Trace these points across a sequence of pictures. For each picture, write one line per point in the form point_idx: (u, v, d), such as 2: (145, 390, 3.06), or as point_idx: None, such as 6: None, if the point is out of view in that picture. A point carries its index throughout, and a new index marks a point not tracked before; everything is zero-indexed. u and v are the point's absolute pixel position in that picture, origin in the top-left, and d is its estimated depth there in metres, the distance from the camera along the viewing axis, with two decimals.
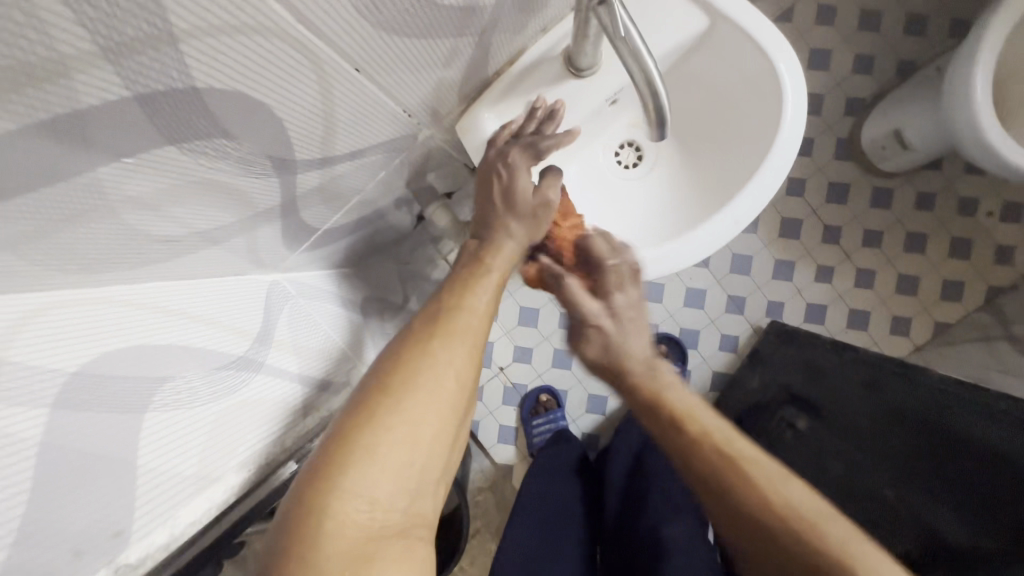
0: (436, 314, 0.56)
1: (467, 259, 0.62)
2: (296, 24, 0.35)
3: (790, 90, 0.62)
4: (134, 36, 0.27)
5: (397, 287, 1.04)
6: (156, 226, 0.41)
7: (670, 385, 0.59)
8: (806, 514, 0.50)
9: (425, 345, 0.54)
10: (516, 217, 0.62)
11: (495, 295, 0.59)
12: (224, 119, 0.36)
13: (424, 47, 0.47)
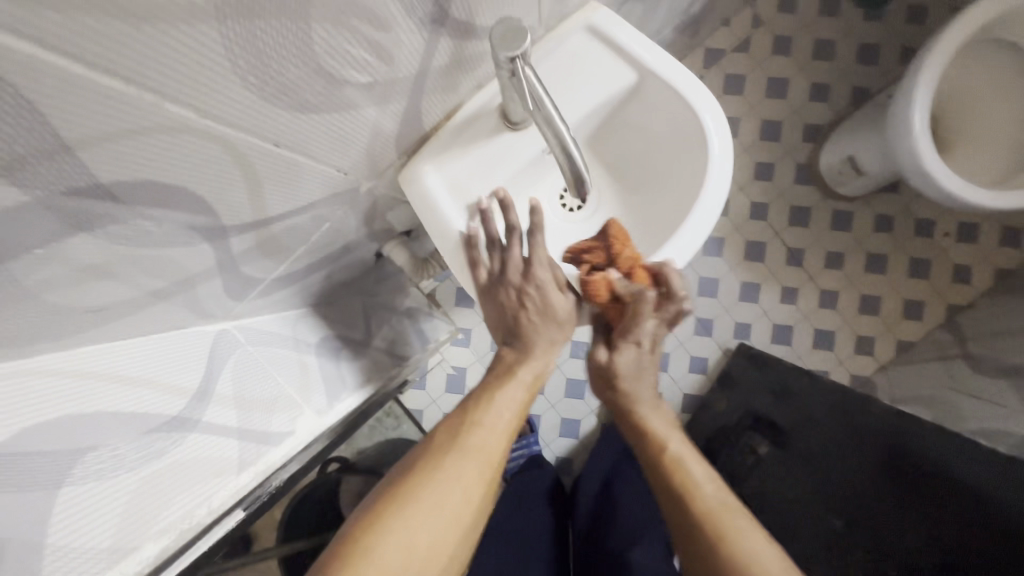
0: (456, 428, 0.65)
1: (500, 372, 0.72)
2: (201, 118, 0.36)
3: (716, 142, 0.66)
4: (28, 153, 0.28)
5: (361, 322, 1.02)
6: (77, 300, 0.43)
7: (650, 405, 0.79)
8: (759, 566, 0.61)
9: (441, 457, 0.62)
10: (559, 326, 0.72)
11: (517, 412, 0.69)
12: (136, 202, 0.38)
13: (348, 116, 0.49)
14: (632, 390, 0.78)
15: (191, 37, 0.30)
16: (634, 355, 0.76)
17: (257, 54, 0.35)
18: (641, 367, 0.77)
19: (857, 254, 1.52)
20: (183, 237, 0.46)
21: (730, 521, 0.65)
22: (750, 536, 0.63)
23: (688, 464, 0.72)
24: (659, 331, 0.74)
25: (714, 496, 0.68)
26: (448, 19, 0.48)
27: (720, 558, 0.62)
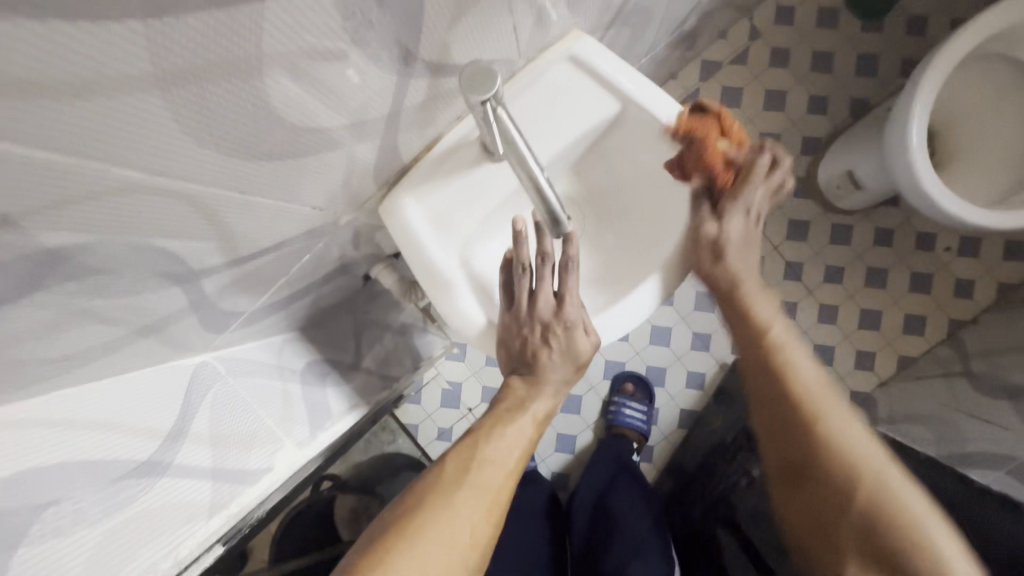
0: (466, 462, 0.61)
1: (511, 404, 0.68)
2: (153, 179, 0.35)
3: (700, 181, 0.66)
4: None
5: (351, 344, 0.96)
6: (41, 354, 0.42)
7: (750, 275, 0.67)
8: (879, 486, 0.54)
9: (449, 495, 0.57)
10: (575, 368, 0.70)
11: (525, 448, 0.65)
12: (93, 260, 0.37)
13: (318, 158, 0.48)
14: (727, 263, 0.66)
15: (134, 110, 0.29)
16: (742, 225, 0.65)
17: (211, 117, 0.34)
18: (746, 235, 0.66)
19: (857, 268, 1.49)
20: (149, 284, 0.45)
21: (840, 415, 0.58)
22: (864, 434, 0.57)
23: (794, 345, 0.62)
24: (764, 207, 0.66)
25: (824, 385, 0.60)
26: (419, 63, 0.47)
27: (828, 469, 0.55)
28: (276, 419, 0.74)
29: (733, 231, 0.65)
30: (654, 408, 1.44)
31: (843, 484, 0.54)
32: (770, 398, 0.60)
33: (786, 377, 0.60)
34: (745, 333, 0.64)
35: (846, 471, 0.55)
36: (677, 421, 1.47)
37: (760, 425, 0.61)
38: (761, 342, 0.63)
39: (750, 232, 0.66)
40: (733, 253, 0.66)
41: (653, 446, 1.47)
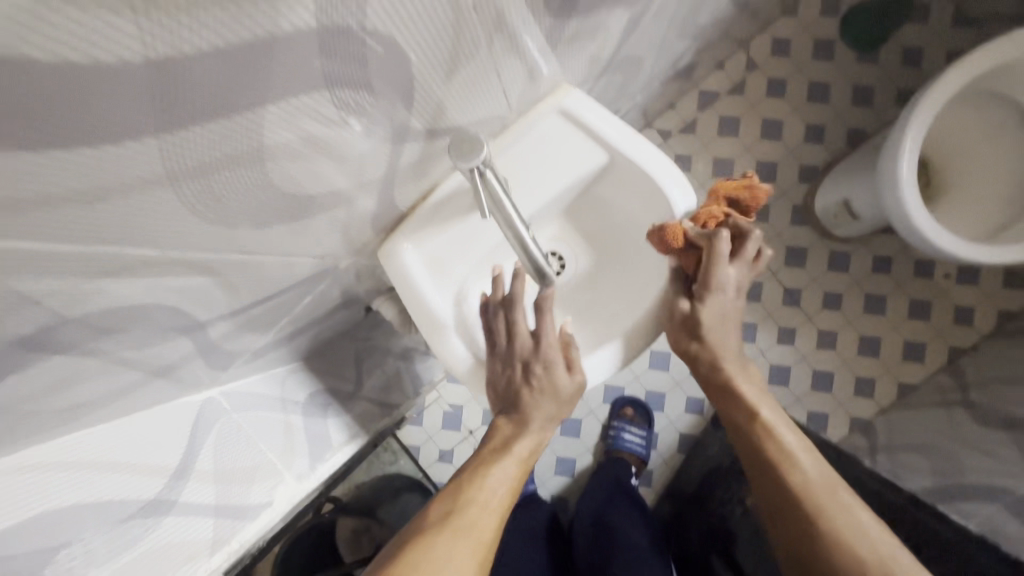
0: (449, 507, 0.62)
1: (497, 443, 0.70)
2: (163, 253, 0.38)
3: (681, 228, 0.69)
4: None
5: (351, 371, 0.96)
6: (55, 405, 0.45)
7: (743, 378, 0.73)
8: (875, 549, 0.60)
9: (432, 537, 0.58)
10: (559, 404, 0.71)
11: (512, 488, 0.66)
12: (107, 325, 0.41)
13: (318, 214, 0.51)
14: (719, 355, 0.73)
15: (149, 209, 0.33)
16: (719, 301, 0.70)
17: (219, 201, 0.38)
18: (723, 311, 0.71)
19: (856, 295, 1.49)
20: (151, 340, 0.48)
21: (838, 501, 0.63)
22: (869, 523, 0.62)
23: (785, 438, 0.68)
24: (741, 280, 0.70)
25: (823, 476, 0.65)
26: (411, 132, 0.50)
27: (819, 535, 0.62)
28: (277, 453, 0.77)
29: (711, 306, 0.70)
30: (653, 432, 1.45)
31: (835, 544, 0.61)
32: (773, 496, 0.67)
33: (779, 460, 0.67)
34: (739, 434, 0.71)
35: (835, 541, 0.61)
36: (676, 444, 1.47)
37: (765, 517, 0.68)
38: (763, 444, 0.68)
39: (732, 304, 0.72)
40: (722, 340, 0.73)
41: (653, 469, 1.47)
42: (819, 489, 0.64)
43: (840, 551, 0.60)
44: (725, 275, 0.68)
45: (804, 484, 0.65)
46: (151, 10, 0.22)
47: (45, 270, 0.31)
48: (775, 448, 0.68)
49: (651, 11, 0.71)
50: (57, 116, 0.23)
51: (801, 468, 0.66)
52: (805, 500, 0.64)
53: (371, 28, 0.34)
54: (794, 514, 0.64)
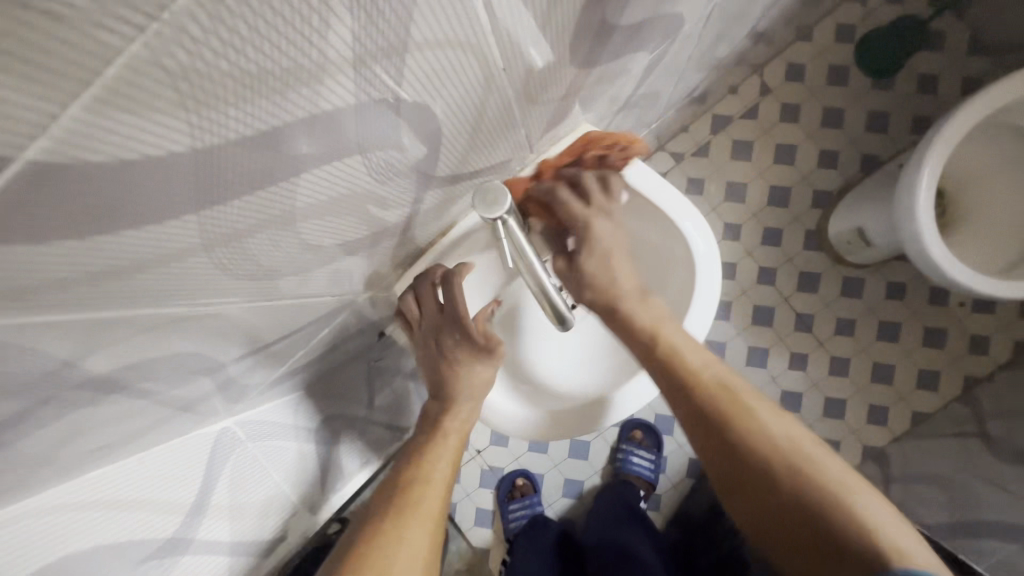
0: (393, 490, 0.60)
1: (428, 427, 0.67)
2: (191, 309, 0.39)
3: (699, 268, 0.73)
4: (29, 376, 0.32)
5: (363, 393, 0.90)
6: (83, 446, 0.46)
7: (671, 324, 0.65)
8: (807, 456, 0.55)
9: (386, 523, 0.56)
10: (479, 369, 0.67)
11: (451, 460, 0.64)
12: (130, 375, 0.42)
13: (347, 252, 0.52)
14: (635, 300, 0.65)
15: (188, 275, 0.34)
16: (608, 252, 0.65)
17: (249, 260, 0.38)
18: (613, 256, 0.65)
19: (870, 322, 1.41)
20: (171, 381, 0.48)
21: (766, 418, 0.58)
22: (826, 458, 0.55)
23: (693, 361, 0.63)
24: (617, 226, 0.67)
25: (773, 415, 0.58)
26: (436, 178, 0.51)
27: (748, 450, 0.56)
28: (291, 481, 0.78)
29: (599, 251, 0.65)
30: (662, 457, 1.41)
31: (763, 456, 0.55)
32: (723, 451, 0.58)
33: (695, 381, 0.61)
34: (660, 368, 0.63)
35: (764, 452, 0.56)
36: (685, 469, 1.43)
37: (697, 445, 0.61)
38: (700, 390, 0.61)
39: (621, 244, 0.67)
40: (625, 284, 0.66)
41: (661, 494, 1.43)
42: (769, 428, 0.57)
43: (770, 462, 0.55)
44: (600, 227, 0.65)
45: (748, 425, 0.57)
46: (201, 109, 0.23)
47: (88, 332, 0.32)
48: (715, 396, 0.60)
49: (672, 50, 0.71)
50: (104, 208, 0.24)
51: (746, 410, 0.59)
52: (753, 442, 0.56)
53: (407, 96, 0.34)
54: (747, 466, 0.56)
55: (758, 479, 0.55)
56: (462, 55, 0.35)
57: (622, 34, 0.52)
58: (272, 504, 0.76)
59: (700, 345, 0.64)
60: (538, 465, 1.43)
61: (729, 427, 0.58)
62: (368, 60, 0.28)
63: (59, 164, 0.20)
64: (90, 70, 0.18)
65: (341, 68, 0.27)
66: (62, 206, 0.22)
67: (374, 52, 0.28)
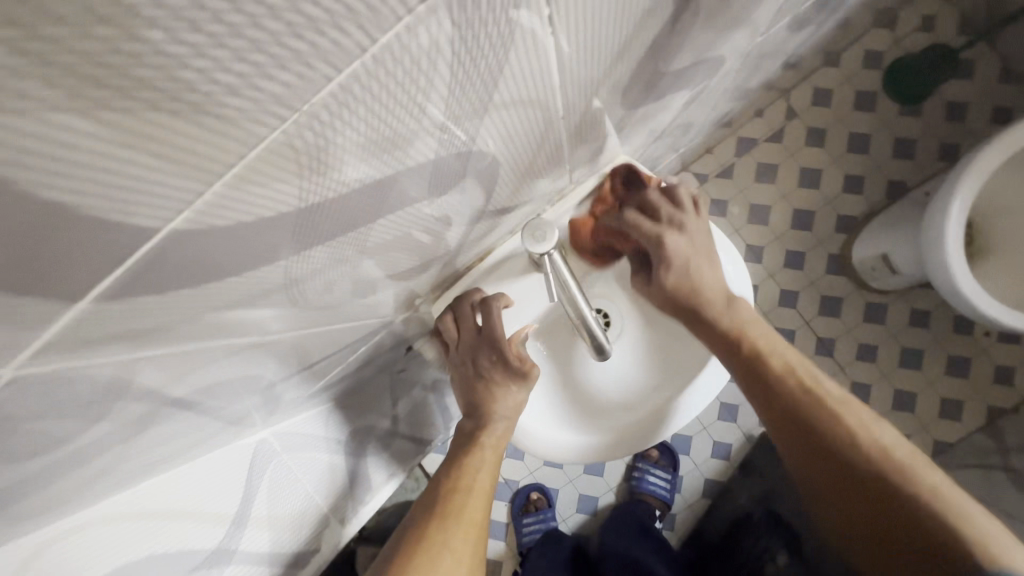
0: (436, 499, 0.62)
1: (461, 442, 0.68)
2: (257, 338, 0.41)
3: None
4: (113, 399, 0.34)
5: (386, 406, 0.90)
6: (142, 459, 0.48)
7: (754, 326, 0.65)
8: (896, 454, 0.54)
9: (429, 530, 0.59)
10: (515, 389, 0.68)
11: (491, 472, 0.65)
12: (190, 396, 0.43)
13: (397, 276, 0.53)
14: (720, 305, 0.65)
15: (269, 308, 0.36)
16: (689, 262, 0.64)
17: (314, 292, 0.40)
18: (695, 274, 0.65)
19: (892, 349, 1.34)
20: (233, 398, 0.51)
21: (855, 409, 0.59)
22: (915, 459, 0.54)
23: (779, 356, 0.63)
24: (692, 236, 0.65)
25: (863, 419, 0.58)
26: (488, 212, 0.54)
27: (830, 437, 0.57)
28: (324, 495, 0.79)
29: (680, 269, 0.64)
30: (677, 475, 1.36)
31: (847, 449, 0.56)
32: (806, 445, 0.59)
33: (775, 370, 0.62)
34: (741, 358, 0.64)
35: (853, 443, 0.56)
36: (699, 489, 1.37)
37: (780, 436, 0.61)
38: (785, 394, 0.61)
39: (702, 254, 0.65)
40: (711, 293, 0.65)
41: (676, 513, 1.37)
42: (858, 429, 0.57)
43: (858, 451, 0.55)
44: (673, 242, 0.64)
45: (836, 424, 0.57)
46: (310, 173, 0.24)
47: (179, 358, 0.34)
48: (799, 397, 0.60)
49: (709, 87, 0.74)
50: (214, 262, 0.26)
51: (831, 409, 0.59)
52: (841, 445, 0.56)
53: (478, 145, 0.36)
54: (833, 469, 0.56)
55: (842, 467, 0.56)
56: (528, 109, 0.37)
57: (668, 77, 0.54)
58: (307, 514, 0.77)
59: (786, 345, 0.64)
60: (552, 479, 1.40)
61: (814, 418, 0.59)
62: (456, 121, 0.30)
63: (192, 231, 0.22)
64: (239, 157, 0.20)
65: (430, 132, 0.29)
66: (186, 263, 0.24)
67: (457, 115, 0.30)
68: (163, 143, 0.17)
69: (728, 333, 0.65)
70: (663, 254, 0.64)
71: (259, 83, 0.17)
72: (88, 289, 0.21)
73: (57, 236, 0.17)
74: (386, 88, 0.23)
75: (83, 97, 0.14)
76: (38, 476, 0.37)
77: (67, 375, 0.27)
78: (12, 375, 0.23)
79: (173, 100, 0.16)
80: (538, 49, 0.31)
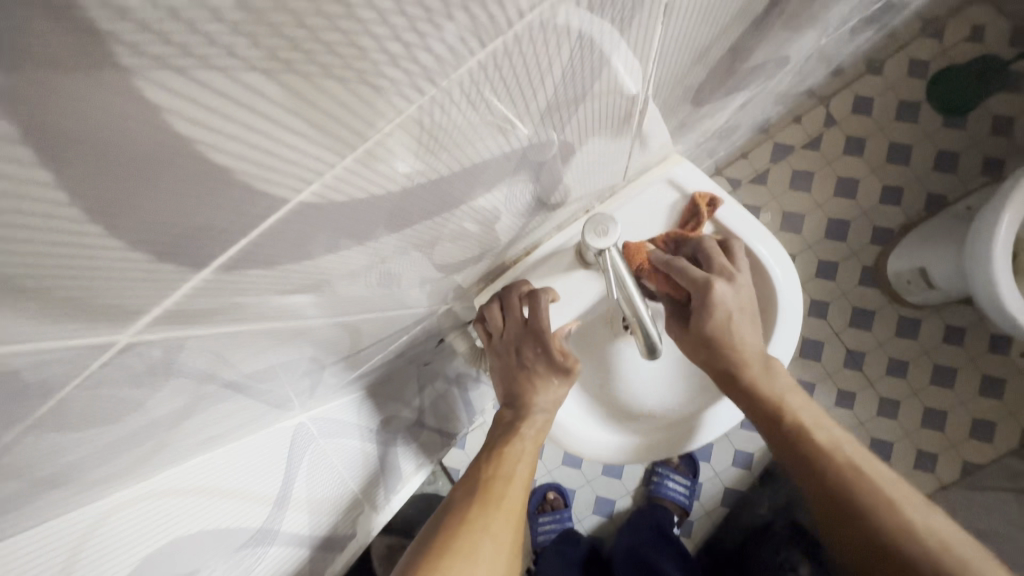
0: (475, 486, 0.62)
1: (500, 431, 0.69)
2: (326, 317, 0.41)
3: (784, 316, 0.70)
4: (187, 367, 0.33)
5: (413, 396, 0.91)
6: (192, 436, 0.48)
7: (795, 396, 0.63)
8: (959, 552, 0.49)
9: (465, 515, 0.59)
10: (558, 381, 0.68)
11: (530, 463, 0.66)
12: (243, 373, 0.42)
13: (451, 260, 0.52)
14: (758, 371, 0.63)
15: (301, 306, 0.35)
16: (730, 316, 0.63)
17: (385, 271, 0.41)
18: (737, 326, 0.63)
19: (923, 366, 1.23)
20: (279, 381, 0.51)
21: (898, 495, 0.54)
22: (978, 558, 0.49)
23: (818, 433, 0.60)
24: (740, 289, 0.64)
25: (917, 508, 0.53)
26: (546, 204, 0.54)
27: (871, 514, 0.53)
28: (357, 480, 0.79)
29: (724, 324, 0.63)
30: (696, 484, 1.32)
31: (886, 531, 0.52)
32: (847, 525, 0.54)
33: (811, 441, 0.60)
34: (775, 430, 0.62)
35: (902, 532, 0.51)
36: (719, 498, 1.32)
37: (824, 518, 0.57)
38: (825, 475, 0.57)
39: (745, 310, 0.64)
40: (749, 353, 0.63)
41: (694, 520, 1.32)
42: (912, 520, 0.52)
43: (908, 537, 0.51)
44: (720, 292, 0.62)
45: (890, 511, 0.53)
46: (423, 153, 0.25)
47: (215, 350, 0.33)
48: (844, 474, 0.56)
49: (764, 90, 0.73)
50: (323, 233, 0.25)
51: (858, 470, 0.56)
52: (892, 535, 0.51)
53: (565, 135, 0.38)
54: (883, 556, 0.51)
55: (889, 550, 0.51)
56: (609, 98, 0.37)
57: (735, 72, 0.55)
58: (342, 501, 0.77)
59: (829, 421, 0.61)
60: (568, 480, 1.36)
61: (857, 494, 0.55)
62: (554, 108, 0.32)
63: (315, 204, 0.22)
64: (377, 130, 0.20)
65: (532, 117, 0.30)
66: (303, 235, 0.24)
67: (555, 101, 0.31)
68: (323, 113, 0.17)
69: (762, 402, 0.63)
70: (704, 303, 0.62)
71: (418, 55, 0.17)
72: (214, 257, 0.20)
73: (208, 201, 0.17)
74: (515, 67, 0.23)
75: (276, 57, 0.14)
76: (83, 453, 0.35)
77: (168, 344, 0.27)
78: (128, 340, 0.23)
79: (345, 67, 0.16)
80: (636, 39, 0.31)
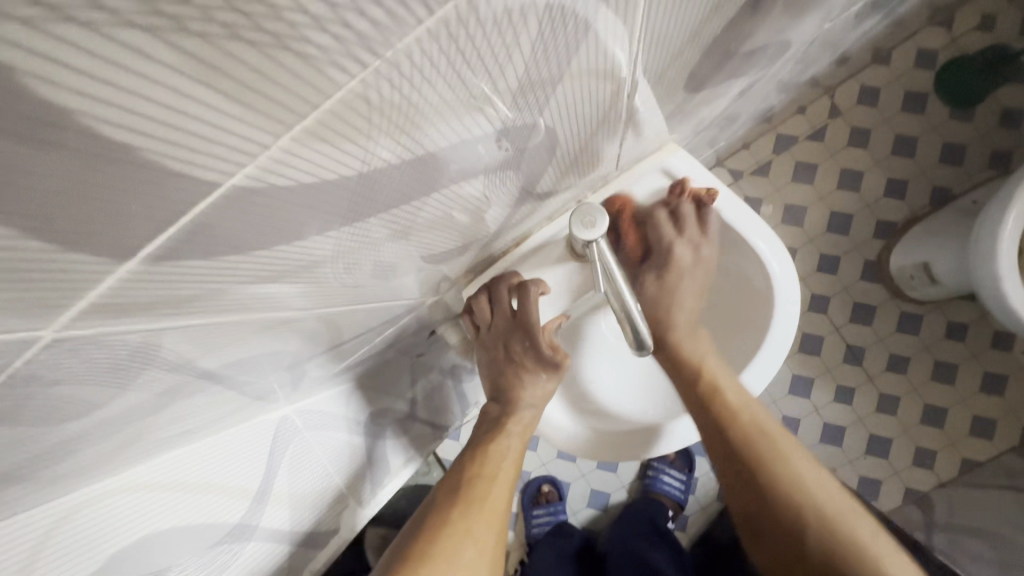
0: (458, 486, 0.61)
1: (486, 427, 0.67)
2: (304, 310, 0.40)
3: (780, 309, 0.68)
4: (140, 364, 0.31)
5: (405, 390, 0.87)
6: (162, 432, 0.46)
7: (714, 360, 0.67)
8: (821, 494, 0.58)
9: (446, 517, 0.57)
10: (546, 375, 0.66)
11: (516, 461, 0.65)
12: (212, 368, 0.40)
13: (435, 250, 0.50)
14: (684, 332, 0.68)
15: (268, 301, 0.34)
16: (678, 279, 0.68)
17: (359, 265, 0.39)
18: (683, 289, 0.68)
19: (924, 362, 1.20)
20: (255, 375, 0.49)
21: (786, 449, 0.62)
22: (838, 499, 0.58)
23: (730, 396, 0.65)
24: (700, 259, 0.68)
25: (794, 457, 0.61)
26: (532, 194, 0.52)
27: (757, 469, 0.61)
28: (342, 475, 0.78)
29: (670, 284, 0.68)
30: (692, 478, 1.30)
31: (772, 481, 0.59)
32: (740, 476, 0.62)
33: (725, 406, 0.64)
34: (692, 395, 0.66)
35: (781, 482, 0.59)
36: (715, 492, 1.30)
37: (721, 469, 0.64)
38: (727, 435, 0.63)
39: (699, 273, 0.68)
40: (685, 312, 0.68)
41: (689, 514, 1.31)
42: (793, 468, 0.60)
43: (785, 480, 0.59)
44: (678, 256, 0.67)
45: (775, 464, 0.60)
46: (377, 134, 0.22)
47: (173, 346, 0.32)
48: (745, 434, 0.63)
49: (765, 77, 0.70)
50: (272, 223, 0.23)
51: (771, 455, 0.61)
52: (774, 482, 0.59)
53: (545, 118, 0.35)
54: (765, 502, 0.59)
55: (768, 495, 0.59)
56: (592, 79, 0.35)
57: (730, 56, 0.52)
58: (325, 497, 0.76)
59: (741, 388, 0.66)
60: (563, 473, 1.34)
61: (750, 449, 0.62)
62: (529, 87, 0.29)
63: (253, 189, 0.20)
64: (314, 106, 0.18)
65: (505, 95, 0.28)
66: (249, 224, 0.22)
67: (530, 79, 0.28)
68: (238, 82, 0.15)
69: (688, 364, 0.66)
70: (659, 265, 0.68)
71: (348, 19, 0.15)
72: (138, 247, 0.19)
73: (115, 182, 0.15)
74: (473, 39, 0.21)
75: (160, 12, 0.12)
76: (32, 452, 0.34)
77: (110, 340, 0.25)
78: (55, 337, 0.22)
79: (256, 30, 0.14)
80: (615, 14, 0.29)
